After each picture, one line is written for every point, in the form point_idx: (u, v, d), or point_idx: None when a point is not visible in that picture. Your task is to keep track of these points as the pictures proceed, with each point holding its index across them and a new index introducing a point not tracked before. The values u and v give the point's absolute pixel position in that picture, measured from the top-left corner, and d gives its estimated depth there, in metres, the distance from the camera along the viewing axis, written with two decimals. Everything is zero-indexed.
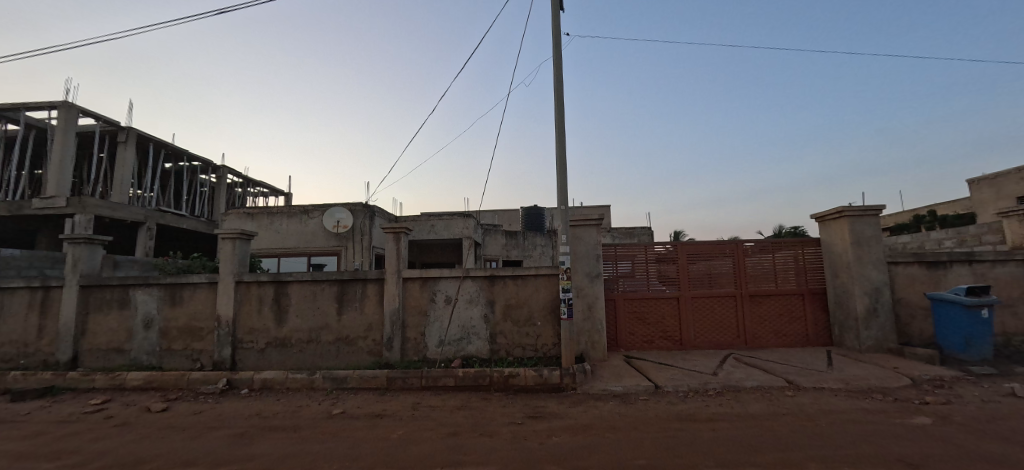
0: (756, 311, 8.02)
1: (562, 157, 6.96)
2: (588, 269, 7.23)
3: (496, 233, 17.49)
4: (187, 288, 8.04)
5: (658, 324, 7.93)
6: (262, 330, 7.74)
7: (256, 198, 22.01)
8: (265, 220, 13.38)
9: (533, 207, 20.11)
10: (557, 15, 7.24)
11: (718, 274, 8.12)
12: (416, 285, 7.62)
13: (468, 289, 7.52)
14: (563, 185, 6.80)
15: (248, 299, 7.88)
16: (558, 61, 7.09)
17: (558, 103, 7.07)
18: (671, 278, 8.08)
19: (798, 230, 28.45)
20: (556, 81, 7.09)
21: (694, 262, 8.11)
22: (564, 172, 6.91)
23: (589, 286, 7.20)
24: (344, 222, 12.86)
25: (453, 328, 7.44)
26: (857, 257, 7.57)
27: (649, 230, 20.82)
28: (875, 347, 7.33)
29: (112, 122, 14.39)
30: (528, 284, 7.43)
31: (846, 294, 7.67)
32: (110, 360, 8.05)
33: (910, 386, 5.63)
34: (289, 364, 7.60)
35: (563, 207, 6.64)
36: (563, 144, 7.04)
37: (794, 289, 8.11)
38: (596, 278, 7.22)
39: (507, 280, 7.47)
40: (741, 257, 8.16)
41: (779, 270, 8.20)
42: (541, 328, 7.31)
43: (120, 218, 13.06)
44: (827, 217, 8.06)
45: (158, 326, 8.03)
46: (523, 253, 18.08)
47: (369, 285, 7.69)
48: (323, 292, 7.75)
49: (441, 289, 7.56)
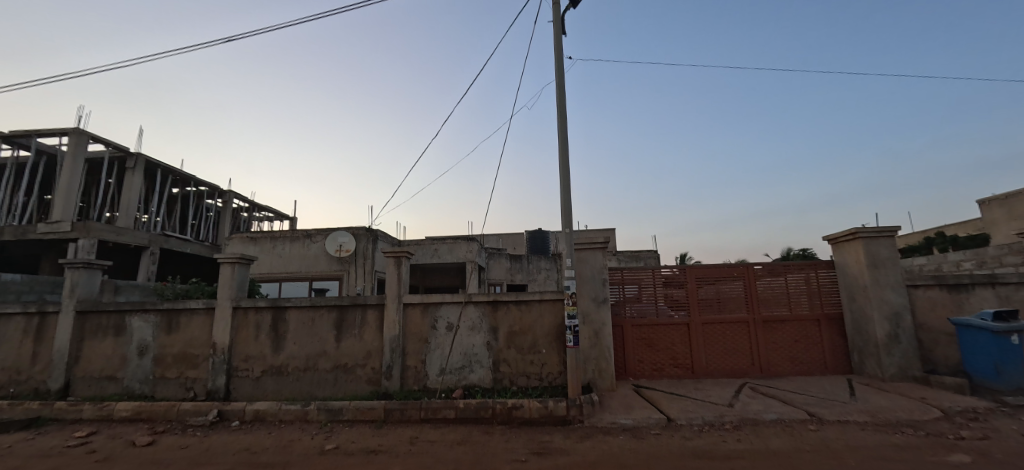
0: (770, 337, 7.69)
1: (566, 179, 6.83)
2: (594, 293, 6.99)
3: (501, 257, 17.29)
4: (184, 313, 7.87)
5: (668, 351, 7.61)
6: (257, 357, 7.51)
7: (262, 223, 22.07)
8: (268, 244, 13.30)
9: (538, 230, 19.98)
10: (559, 38, 7.24)
11: (729, 298, 7.84)
12: (417, 311, 7.40)
13: (471, 315, 7.28)
14: (567, 207, 6.64)
15: (245, 326, 7.68)
16: (560, 84, 7.05)
17: (561, 125, 6.99)
18: (681, 303, 7.80)
19: (807, 253, 28.02)
20: (559, 103, 7.02)
21: (704, 286, 7.85)
22: (568, 194, 6.76)
23: (595, 311, 6.94)
24: (347, 246, 12.75)
25: (455, 356, 7.17)
26: (874, 280, 7.28)
27: (656, 254, 20.54)
28: (899, 376, 6.96)
29: (121, 148, 14.55)
30: (532, 309, 7.19)
31: (865, 319, 7.35)
32: (102, 388, 7.83)
33: (941, 419, 5.27)
34: (284, 394, 7.33)
35: (567, 229, 6.46)
36: (566, 166, 6.92)
37: (809, 313, 7.79)
38: (603, 303, 6.97)
39: (510, 305, 7.24)
40: (753, 281, 7.90)
41: (793, 294, 7.91)
42: (546, 356, 7.03)
43: (124, 243, 13.04)
44: (840, 239, 7.81)
45: (153, 353, 7.83)
46: (527, 277, 17.82)
47: (369, 311, 7.48)
48: (322, 318, 7.55)
49: (442, 315, 7.33)
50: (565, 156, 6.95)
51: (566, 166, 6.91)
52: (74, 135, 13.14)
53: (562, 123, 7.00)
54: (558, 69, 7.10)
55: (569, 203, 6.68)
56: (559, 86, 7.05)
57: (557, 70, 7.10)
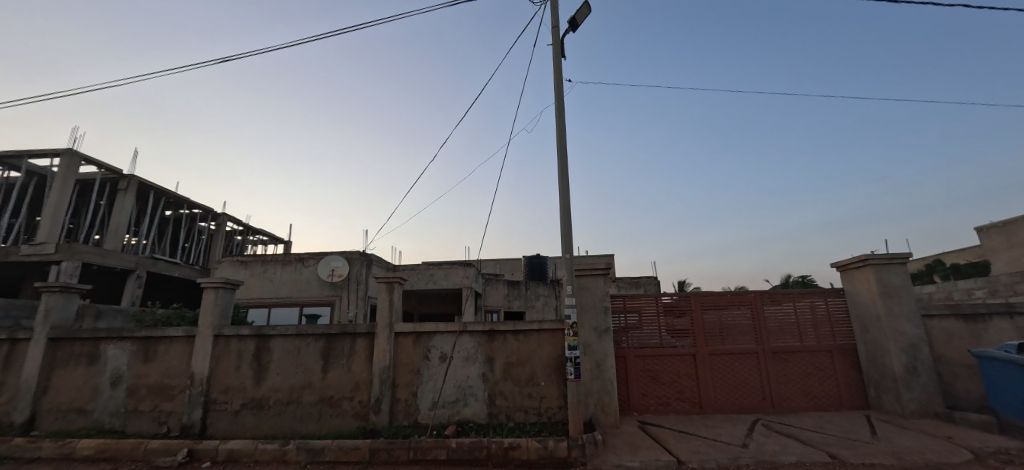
0: (781, 369, 7.30)
1: (566, 202, 6.59)
2: (595, 322, 6.64)
3: (498, 283, 16.91)
4: (162, 341, 7.47)
5: (674, 384, 7.20)
6: (237, 389, 7.07)
7: (255, 247, 21.69)
8: (258, 268, 12.93)
9: (536, 256, 19.68)
10: (558, 60, 7.13)
11: (737, 328, 7.48)
12: (409, 340, 7.01)
13: (465, 345, 6.89)
14: (567, 231, 6.37)
15: (226, 355, 7.27)
16: (559, 107, 6.89)
17: (560, 148, 6.80)
18: (686, 333, 7.44)
19: (807, 280, 27.68)
20: (559, 125, 6.85)
21: (709, 315, 7.51)
22: (568, 218, 6.50)
23: (597, 341, 6.58)
24: (340, 270, 12.39)
25: (448, 389, 6.74)
26: (888, 310, 6.96)
27: (656, 280, 20.19)
28: (920, 412, 6.55)
29: (114, 169, 14.33)
30: (530, 339, 6.82)
31: (880, 351, 6.99)
32: (69, 422, 7.33)
33: (972, 463, 4.88)
34: (264, 429, 6.86)
35: (567, 255, 6.17)
36: (566, 189, 6.69)
37: (820, 344, 7.43)
38: (605, 333, 6.60)
39: (507, 334, 6.86)
40: (761, 310, 7.57)
41: (803, 323, 7.56)
42: (545, 389, 6.61)
43: (109, 266, 12.65)
44: (850, 266, 7.53)
45: (126, 384, 7.38)
46: (525, 304, 17.39)
47: (358, 340, 7.08)
48: (308, 348, 7.14)
49: (435, 345, 6.94)
50: (564, 180, 6.73)
51: (565, 190, 6.68)
52: (67, 156, 12.94)
53: (562, 145, 6.80)
54: (558, 92, 6.96)
55: (569, 228, 6.42)
56: (558, 108, 6.89)
57: (556, 92, 6.96)
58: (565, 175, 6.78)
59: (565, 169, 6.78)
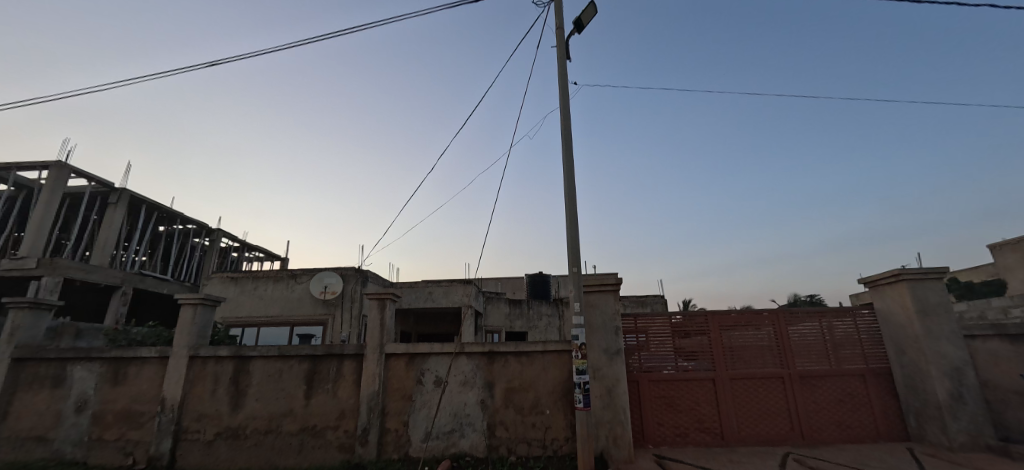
0: (809, 396, 6.64)
1: (572, 212, 6.08)
2: (605, 343, 6.04)
3: (499, 301, 16.28)
4: (133, 362, 6.89)
5: (692, 412, 6.54)
6: (211, 417, 6.45)
7: (250, 263, 21.15)
8: (249, 285, 12.38)
9: (539, 274, 19.11)
10: (563, 62, 6.69)
11: (760, 349, 6.85)
12: (401, 362, 6.41)
13: (462, 368, 6.28)
14: (574, 243, 5.83)
15: (201, 378, 6.67)
16: (565, 111, 6.42)
17: (566, 154, 6.31)
18: (704, 355, 6.81)
19: (816, 299, 26.96)
20: (564, 130, 6.37)
21: (729, 335, 6.89)
22: (574, 228, 5.98)
23: (607, 363, 5.96)
24: (333, 287, 11.83)
25: (443, 417, 6.10)
26: (926, 330, 6.34)
27: (663, 299, 19.52)
28: (968, 445, 5.88)
29: (105, 182, 13.93)
30: (534, 362, 6.20)
31: (920, 375, 6.35)
32: (27, 452, 6.68)
33: None
34: (239, 463, 6.21)
35: (574, 268, 5.61)
36: (573, 198, 6.18)
37: (851, 368, 6.79)
38: (616, 355, 5.99)
39: (509, 356, 6.26)
40: (785, 329, 6.94)
41: (832, 345, 6.92)
42: (550, 418, 5.97)
43: (93, 282, 12.11)
44: (881, 282, 6.93)
45: (92, 410, 6.78)
46: (528, 324, 16.68)
47: (345, 362, 6.48)
48: (291, 371, 6.54)
49: (430, 368, 6.33)
50: (571, 188, 6.22)
51: (571, 198, 6.16)
52: (55, 168, 12.55)
53: (567, 152, 6.31)
54: (563, 95, 6.49)
55: (576, 239, 5.88)
56: (564, 113, 6.42)
57: (561, 95, 6.50)
58: (572, 183, 6.26)
59: (572, 176, 6.27)
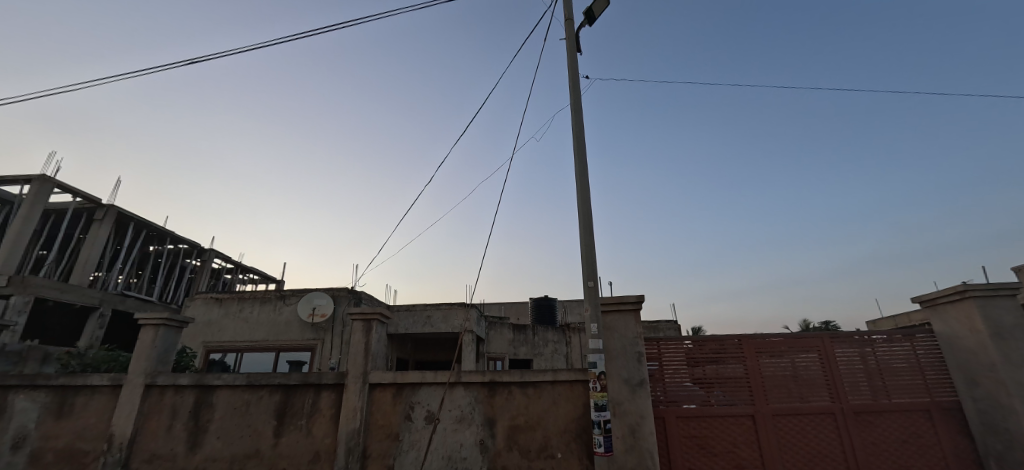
0: (867, 437, 5.64)
1: (586, 219, 5.27)
2: (626, 373, 5.13)
3: (502, 327, 15.32)
4: (82, 392, 6.02)
5: (729, 455, 5.54)
6: (165, 458, 5.55)
7: (244, 285, 20.32)
8: (234, 306, 11.56)
9: (544, 299, 18.24)
10: (574, 56, 6.03)
11: (805, 380, 5.88)
12: (387, 393, 5.51)
13: (459, 401, 5.36)
14: (589, 254, 5.00)
15: (157, 412, 5.80)
16: (576, 108, 5.72)
17: (578, 155, 5.57)
18: (739, 386, 5.85)
19: (832, 326, 25.73)
20: (576, 129, 5.64)
21: (767, 363, 5.95)
22: (589, 238, 5.17)
23: (629, 397, 5.03)
24: (322, 309, 10.96)
25: (435, 462, 5.14)
26: (1003, 356, 5.39)
27: (676, 325, 18.44)
28: None
29: (92, 198, 13.31)
30: (541, 395, 5.28)
31: (999, 411, 5.36)
32: None
33: None
34: None
35: (590, 283, 4.76)
36: (587, 203, 5.40)
37: (914, 402, 5.80)
38: (639, 387, 5.07)
39: (513, 387, 5.35)
40: (833, 358, 5.98)
41: (889, 376, 5.95)
42: (561, 463, 5.00)
43: (68, 302, 11.46)
44: (941, 300, 6.00)
45: (31, 448, 5.86)
46: (533, 351, 15.62)
47: (323, 393, 5.58)
48: (259, 404, 5.64)
49: (419, 401, 5.42)
50: (584, 193, 5.44)
51: (585, 205, 5.38)
52: (38, 182, 11.96)
53: (579, 152, 5.57)
54: (574, 91, 5.80)
55: (590, 249, 5.06)
56: (575, 111, 5.71)
57: (572, 91, 5.81)
58: (585, 188, 5.49)
59: (585, 180, 5.51)
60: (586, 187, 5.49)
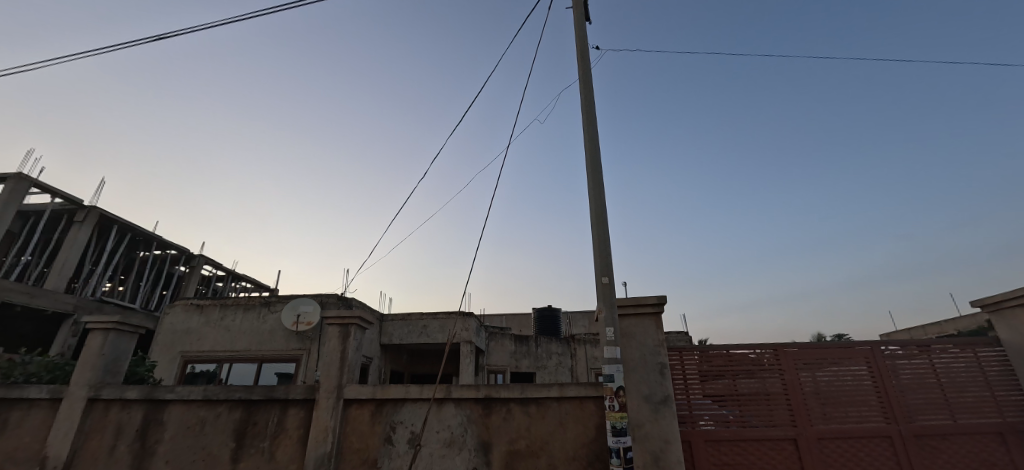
0: (930, 464, 4.77)
1: (599, 205, 4.48)
2: (646, 389, 4.30)
3: (503, 337, 14.50)
4: (17, 406, 5.25)
5: None
6: None
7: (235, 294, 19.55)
8: (215, 313, 10.78)
9: (547, 310, 17.44)
10: (583, 25, 5.35)
11: (855, 397, 5.04)
12: (366, 411, 4.70)
13: (448, 420, 4.55)
14: (602, 246, 4.21)
15: (100, 431, 5.01)
16: (586, 81, 5.01)
17: (588, 133, 4.83)
18: (777, 404, 5.01)
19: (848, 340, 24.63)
20: (586, 104, 4.93)
21: (809, 377, 5.11)
22: (603, 227, 4.39)
23: (652, 417, 4.21)
24: (308, 317, 10.15)
25: None
26: None
27: (686, 336, 17.48)
28: None
29: (72, 199, 12.68)
30: (546, 414, 4.47)
31: None
32: None
33: None
34: None
35: (604, 279, 3.97)
36: (599, 188, 4.63)
37: (984, 424, 4.92)
38: (663, 406, 4.24)
39: (512, 405, 4.54)
40: (886, 372, 5.13)
41: (952, 392, 5.08)
42: None
43: (38, 307, 10.74)
44: (1009, 303, 5.17)
45: None
46: (536, 364, 14.71)
47: (290, 410, 4.77)
48: (216, 422, 4.85)
49: (402, 420, 4.60)
50: (596, 176, 4.68)
51: (598, 189, 4.60)
52: (13, 181, 11.36)
53: (591, 131, 4.84)
54: (583, 62, 5.11)
55: (604, 240, 4.26)
56: (585, 85, 5.00)
57: (581, 62, 5.11)
58: (596, 171, 4.72)
59: (597, 162, 4.75)
60: (599, 169, 4.71)
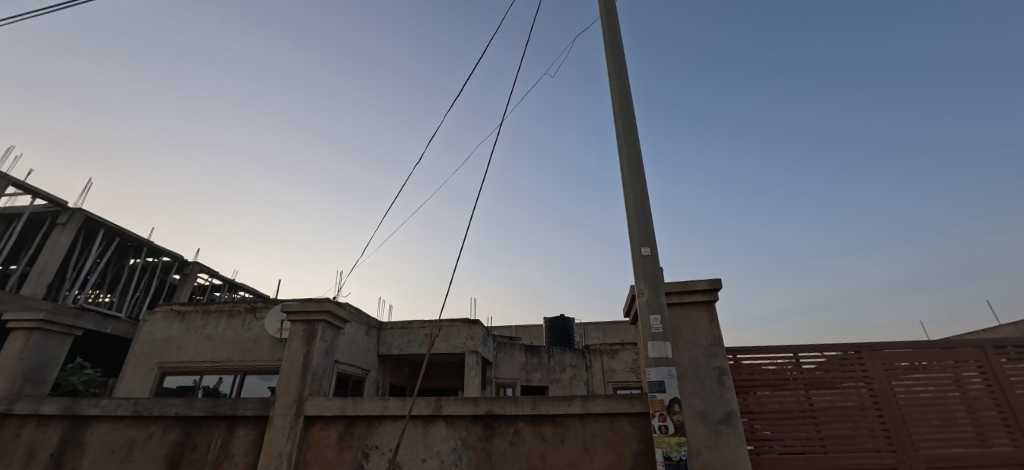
0: None
1: (633, 156, 3.37)
2: (701, 403, 3.21)
3: (513, 348, 13.40)
4: None
5: None
6: None
7: None
8: (197, 320, 9.87)
9: (561, 320, 16.32)
10: None
11: (935, 413, 3.88)
12: (332, 432, 3.66)
13: (436, 443, 3.49)
14: (639, 208, 3.12)
15: (9, 454, 4.04)
16: (609, 8, 4.01)
17: (615, 71, 3.76)
18: (865, 423, 3.86)
19: None
20: (610, 35, 3.91)
21: (903, 386, 3.97)
22: (638, 184, 3.28)
23: (711, 442, 3.10)
24: None
25: None
26: None
27: None
28: None
29: (56, 200, 11.95)
30: (566, 437, 3.38)
31: None
32: None
33: None
34: None
35: (645, 251, 2.91)
36: (631, 135, 3.50)
37: None
38: (726, 426, 3.14)
39: (521, 424, 3.47)
40: (967, 378, 3.96)
41: None
42: None
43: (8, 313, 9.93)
44: None
45: None
46: (548, 377, 13.51)
47: (238, 429, 3.75)
48: (147, 444, 3.84)
49: (378, 444, 3.54)
50: (626, 119, 3.55)
51: (630, 136, 3.48)
52: None
53: (617, 69, 3.75)
54: None
55: (641, 201, 3.17)
56: (609, 15, 3.98)
57: None
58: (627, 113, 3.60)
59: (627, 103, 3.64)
60: (630, 110, 3.57)
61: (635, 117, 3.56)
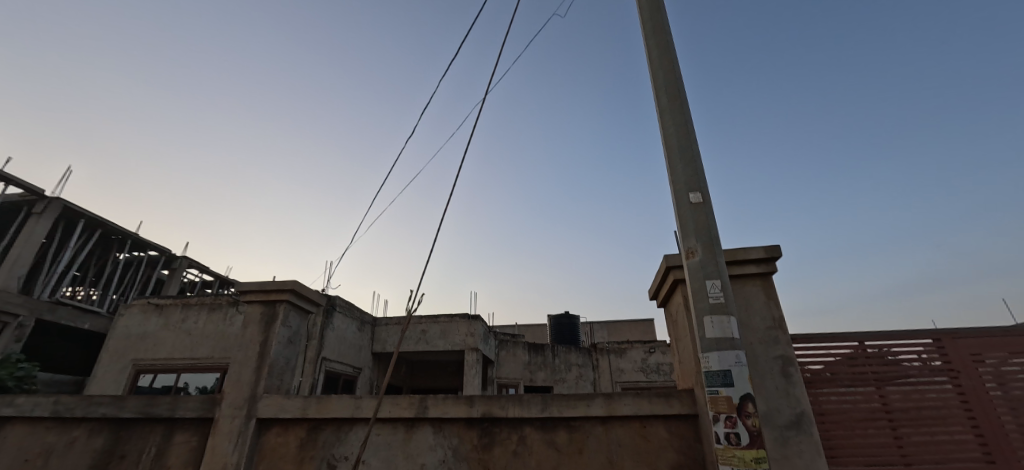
0: None
1: (673, 79, 2.60)
2: (761, 402, 2.48)
3: (516, 346, 12.68)
4: None
5: None
6: None
7: None
8: (176, 314, 9.19)
9: (565, 317, 15.58)
10: None
11: None
12: (290, 438, 2.94)
13: (418, 451, 2.77)
14: (684, 143, 2.38)
15: None
16: None
17: None
18: (953, 425, 3.12)
19: None
20: None
21: (997, 381, 3.21)
22: (680, 111, 2.51)
23: (776, 453, 2.37)
24: None
25: None
26: None
27: None
28: None
29: (32, 188, 11.30)
30: (585, 447, 2.65)
31: None
32: None
33: None
34: None
35: (694, 196, 2.19)
36: (668, 56, 2.73)
37: None
38: (794, 432, 2.40)
39: (528, 429, 2.74)
40: None
41: None
42: None
43: None
44: None
45: None
46: (553, 377, 12.76)
47: (179, 432, 3.04)
48: (68, 451, 3.12)
49: (347, 453, 2.83)
50: (661, 37, 2.78)
51: (666, 55, 2.70)
52: None
53: None
54: None
55: (686, 133, 2.42)
56: None
57: None
58: (662, 31, 2.83)
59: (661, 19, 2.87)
60: (665, 27, 2.81)
61: (671, 37, 2.79)
